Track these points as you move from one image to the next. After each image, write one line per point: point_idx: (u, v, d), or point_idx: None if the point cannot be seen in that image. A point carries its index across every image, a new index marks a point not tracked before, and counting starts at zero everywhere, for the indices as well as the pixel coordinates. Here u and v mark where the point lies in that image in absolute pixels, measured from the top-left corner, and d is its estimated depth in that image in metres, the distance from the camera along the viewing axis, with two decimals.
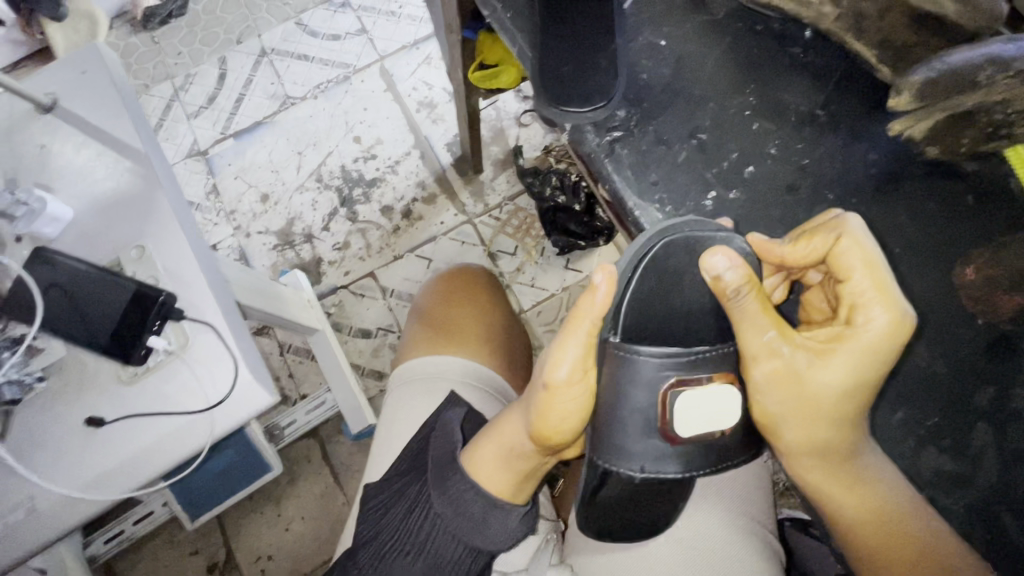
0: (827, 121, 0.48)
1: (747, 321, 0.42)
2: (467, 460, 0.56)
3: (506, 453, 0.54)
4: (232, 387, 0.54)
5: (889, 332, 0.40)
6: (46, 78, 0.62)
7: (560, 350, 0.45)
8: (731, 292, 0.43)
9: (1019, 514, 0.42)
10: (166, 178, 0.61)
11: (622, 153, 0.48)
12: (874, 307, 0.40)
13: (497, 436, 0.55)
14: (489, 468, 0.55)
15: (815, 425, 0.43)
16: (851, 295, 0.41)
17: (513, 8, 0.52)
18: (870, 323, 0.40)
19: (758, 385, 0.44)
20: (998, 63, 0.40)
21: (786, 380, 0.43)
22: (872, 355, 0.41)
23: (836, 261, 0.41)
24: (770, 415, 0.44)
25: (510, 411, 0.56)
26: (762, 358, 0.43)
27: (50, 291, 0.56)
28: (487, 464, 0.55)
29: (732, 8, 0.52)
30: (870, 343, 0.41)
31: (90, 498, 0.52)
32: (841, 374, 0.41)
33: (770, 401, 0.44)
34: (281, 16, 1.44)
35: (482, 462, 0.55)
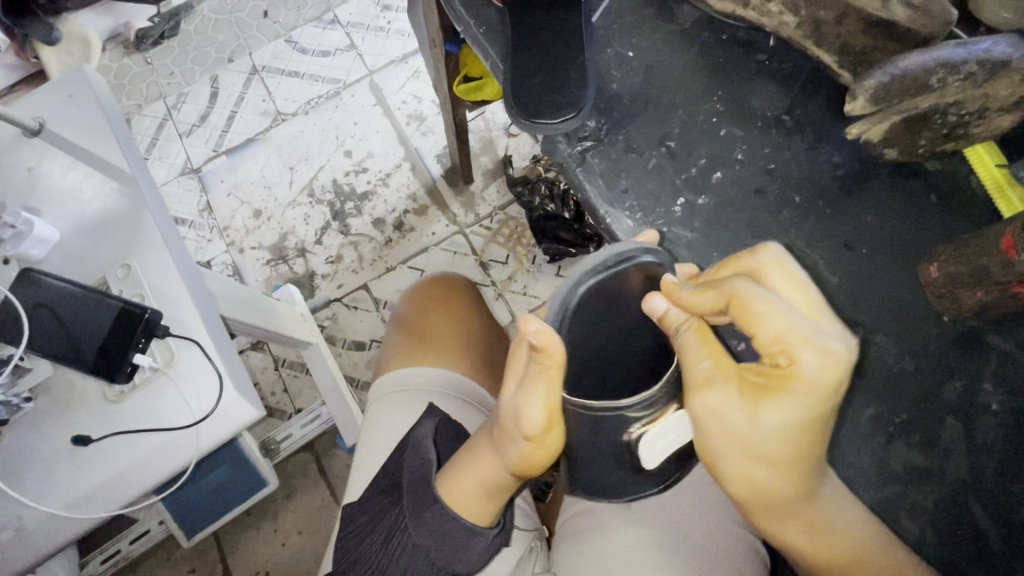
0: (793, 125, 0.49)
1: (688, 355, 0.43)
2: (443, 493, 0.56)
3: (484, 486, 0.55)
4: (218, 401, 0.55)
5: (824, 374, 0.39)
6: (33, 103, 0.64)
7: (528, 401, 0.45)
8: (673, 329, 0.43)
9: (990, 508, 0.42)
10: (151, 197, 0.62)
11: (593, 162, 0.49)
12: (801, 353, 0.39)
13: (472, 472, 0.55)
14: (469, 501, 0.55)
15: (758, 460, 0.43)
16: (771, 341, 0.40)
17: (486, 24, 0.54)
18: (804, 367, 0.39)
19: (701, 424, 0.43)
20: (949, 66, 0.41)
21: (724, 425, 0.42)
22: (807, 400, 0.40)
23: (742, 305, 0.41)
24: (712, 455, 0.44)
25: (480, 443, 0.55)
26: (697, 400, 0.42)
27: (38, 311, 0.57)
28: (466, 498, 0.55)
29: (699, 18, 0.53)
30: (799, 388, 0.40)
31: (78, 515, 0.53)
32: (778, 416, 0.41)
33: (711, 439, 0.43)
34: (271, 35, 1.46)
35: (461, 495, 0.55)
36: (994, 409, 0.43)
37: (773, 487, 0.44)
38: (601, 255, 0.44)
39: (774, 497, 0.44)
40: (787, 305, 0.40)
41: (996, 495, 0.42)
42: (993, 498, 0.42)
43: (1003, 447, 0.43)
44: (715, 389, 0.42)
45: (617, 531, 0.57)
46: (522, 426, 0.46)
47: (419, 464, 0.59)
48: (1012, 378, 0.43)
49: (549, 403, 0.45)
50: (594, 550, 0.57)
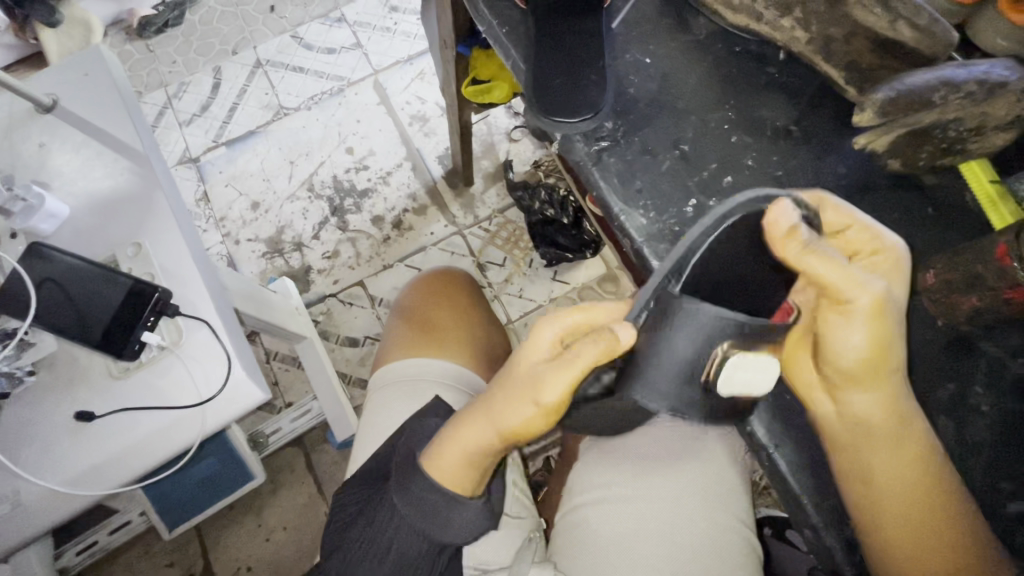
0: (800, 136, 0.51)
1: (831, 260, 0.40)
2: (433, 458, 0.52)
3: (467, 458, 0.51)
4: (225, 382, 0.55)
5: (900, 260, 0.43)
6: (48, 79, 0.64)
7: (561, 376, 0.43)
8: (808, 235, 0.40)
9: (976, 502, 0.44)
10: (165, 178, 0.62)
11: (609, 162, 0.51)
12: (883, 237, 0.43)
13: (460, 440, 0.51)
14: (456, 467, 0.52)
15: (889, 353, 0.41)
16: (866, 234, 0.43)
17: (507, 25, 0.55)
18: (885, 254, 0.43)
19: (850, 323, 0.41)
20: (950, 85, 0.44)
21: (879, 315, 0.40)
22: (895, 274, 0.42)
23: (839, 210, 0.43)
24: (859, 360, 0.42)
25: (472, 410, 0.51)
26: (859, 290, 0.40)
27: (45, 286, 0.56)
28: (454, 467, 0.52)
29: (712, 30, 0.55)
30: (900, 280, 0.42)
31: (77, 492, 0.52)
32: (897, 297, 0.42)
33: (847, 349, 0.41)
34: (277, 30, 1.47)
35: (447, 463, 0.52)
36: (983, 411, 0.45)
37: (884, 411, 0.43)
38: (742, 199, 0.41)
39: (876, 433, 0.44)
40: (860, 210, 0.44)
41: (981, 491, 0.44)
42: (979, 493, 0.44)
43: (991, 446, 0.45)
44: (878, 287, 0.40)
45: (619, 521, 0.58)
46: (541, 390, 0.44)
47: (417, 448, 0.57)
48: (1002, 382, 0.45)
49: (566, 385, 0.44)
50: (593, 542, 0.58)
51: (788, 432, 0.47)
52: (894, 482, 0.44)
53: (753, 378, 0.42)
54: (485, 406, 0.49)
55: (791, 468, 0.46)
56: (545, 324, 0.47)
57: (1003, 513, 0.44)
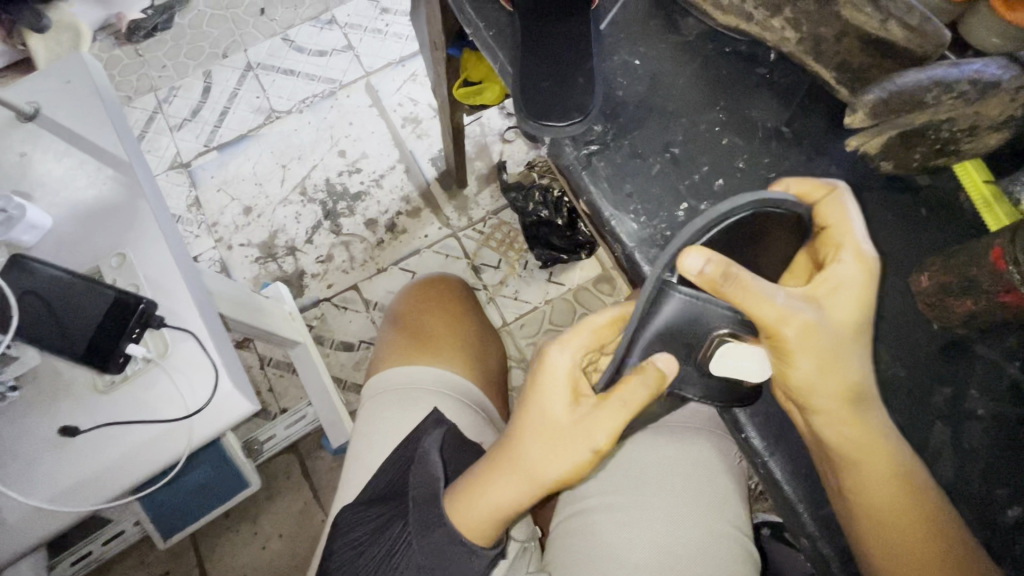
0: (791, 137, 0.51)
1: (752, 297, 0.39)
2: (451, 515, 0.51)
3: (495, 517, 0.49)
4: (212, 394, 0.54)
5: (863, 273, 0.41)
6: (29, 87, 0.63)
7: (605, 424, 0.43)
8: (723, 276, 0.38)
9: (973, 507, 0.43)
10: (149, 187, 0.61)
11: (599, 166, 0.50)
12: (845, 245, 0.42)
13: (483, 498, 0.49)
14: (480, 527, 0.50)
15: (844, 370, 0.41)
16: (831, 237, 0.43)
17: (494, 27, 0.55)
18: (844, 263, 0.42)
19: (788, 351, 0.41)
20: (943, 85, 0.43)
21: (809, 339, 0.40)
22: (856, 285, 0.41)
23: (831, 206, 0.43)
24: (809, 380, 0.41)
25: (492, 469, 0.48)
26: (779, 321, 0.39)
27: (27, 298, 0.55)
28: (475, 524, 0.50)
29: (702, 30, 0.55)
30: (857, 297, 0.41)
31: (61, 509, 0.51)
32: (844, 313, 0.41)
33: (802, 368, 0.41)
34: (267, 32, 1.45)
35: (467, 519, 0.50)
36: (979, 415, 0.45)
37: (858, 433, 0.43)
38: (721, 207, 0.40)
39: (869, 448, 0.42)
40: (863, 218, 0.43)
41: (978, 496, 0.44)
42: (978, 500, 0.43)
43: (988, 450, 0.44)
44: (802, 312, 0.40)
45: (613, 530, 0.57)
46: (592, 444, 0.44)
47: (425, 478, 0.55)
48: (998, 386, 0.45)
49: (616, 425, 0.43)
50: (587, 551, 0.57)
51: (781, 441, 0.47)
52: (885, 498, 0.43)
53: (739, 365, 0.43)
54: (511, 465, 0.47)
55: (783, 476, 0.46)
56: (558, 356, 0.45)
57: (1003, 519, 0.43)
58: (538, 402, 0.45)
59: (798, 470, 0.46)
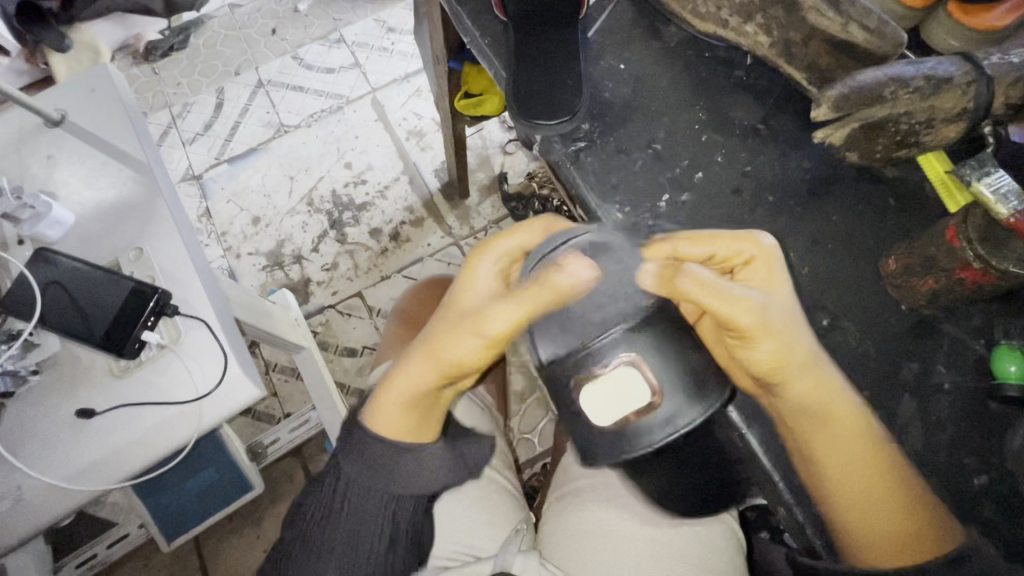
0: (767, 134, 0.54)
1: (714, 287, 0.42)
2: (372, 422, 0.54)
3: (409, 403, 0.52)
4: (221, 378, 0.57)
5: (772, 254, 0.45)
6: (57, 96, 0.67)
7: (505, 304, 0.45)
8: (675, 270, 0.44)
9: (941, 476, 0.45)
10: (166, 187, 0.65)
11: (586, 161, 0.53)
12: (758, 243, 0.45)
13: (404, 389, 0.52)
14: (397, 423, 0.53)
15: (797, 351, 0.43)
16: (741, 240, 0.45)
17: (489, 36, 0.59)
18: (758, 254, 0.45)
19: (750, 338, 0.42)
20: (899, 80, 0.46)
21: (769, 329, 0.42)
22: (769, 269, 0.45)
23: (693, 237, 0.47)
24: (774, 363, 0.43)
25: (410, 370, 0.52)
26: (740, 310, 0.41)
27: (50, 288, 0.59)
28: (391, 414, 0.53)
29: (683, 37, 0.58)
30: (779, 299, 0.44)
31: (77, 487, 0.54)
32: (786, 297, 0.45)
33: (763, 352, 0.43)
34: (278, 51, 1.52)
35: (395, 418, 0.53)
36: (946, 389, 0.47)
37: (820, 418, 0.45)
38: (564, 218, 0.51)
39: (834, 412, 0.44)
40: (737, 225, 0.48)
41: (945, 465, 0.45)
42: (946, 469, 0.45)
43: (955, 422, 0.46)
44: (760, 300, 0.42)
45: (603, 508, 0.59)
46: (483, 320, 0.45)
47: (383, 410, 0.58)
48: (964, 363, 0.47)
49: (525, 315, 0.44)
50: (574, 527, 0.59)
51: (762, 413, 0.49)
52: (854, 477, 0.44)
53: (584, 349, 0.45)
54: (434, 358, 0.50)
55: (761, 446, 0.48)
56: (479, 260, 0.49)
57: (970, 487, 0.45)
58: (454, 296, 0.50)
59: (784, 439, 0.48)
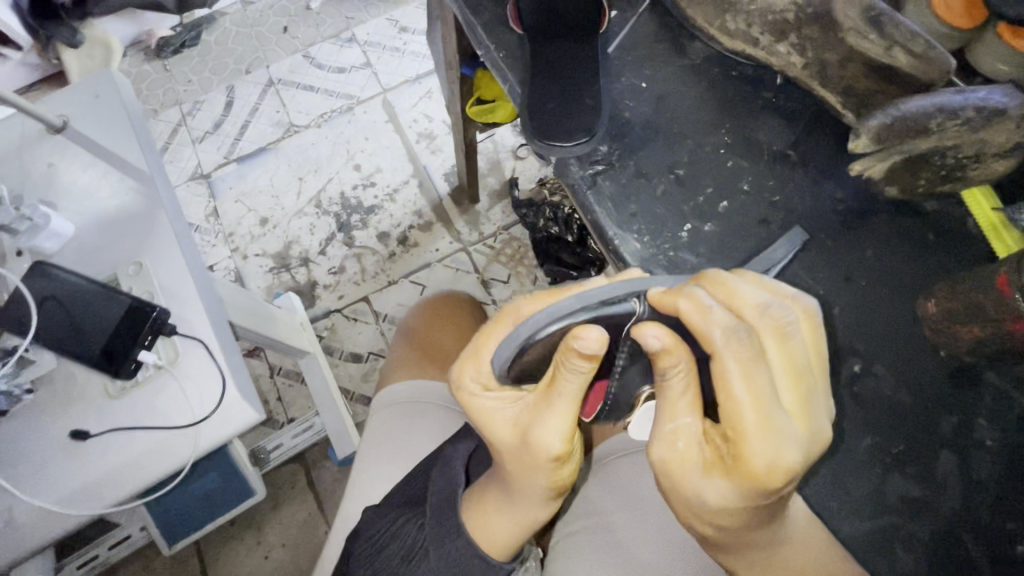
0: (797, 159, 0.51)
1: (665, 409, 0.40)
2: (473, 532, 0.51)
3: (523, 528, 0.50)
4: (219, 402, 0.55)
5: (772, 467, 0.36)
6: (60, 101, 0.65)
7: (551, 422, 0.42)
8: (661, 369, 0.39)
9: (982, 542, 0.42)
10: (168, 198, 0.63)
11: (604, 185, 0.51)
12: (754, 448, 0.36)
13: (504, 516, 0.50)
14: (505, 536, 0.50)
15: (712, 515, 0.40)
16: (753, 414, 0.36)
17: (505, 49, 0.56)
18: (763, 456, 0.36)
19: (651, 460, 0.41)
20: (948, 111, 0.44)
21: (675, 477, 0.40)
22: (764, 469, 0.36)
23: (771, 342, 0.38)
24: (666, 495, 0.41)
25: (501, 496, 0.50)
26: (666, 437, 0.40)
27: (47, 303, 0.57)
28: (500, 534, 0.50)
29: (710, 53, 0.55)
30: (785, 357, 0.38)
31: (68, 513, 0.52)
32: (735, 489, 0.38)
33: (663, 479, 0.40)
34: (289, 50, 1.50)
35: (501, 539, 0.50)
36: (988, 445, 0.44)
37: (698, 436, 0.40)
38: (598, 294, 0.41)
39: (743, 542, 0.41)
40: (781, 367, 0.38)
41: (986, 529, 0.43)
42: (986, 533, 0.43)
43: (997, 481, 0.43)
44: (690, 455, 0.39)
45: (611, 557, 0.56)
46: (545, 447, 0.43)
47: (446, 484, 0.55)
48: (1007, 416, 0.44)
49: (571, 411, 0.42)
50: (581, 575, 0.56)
51: None
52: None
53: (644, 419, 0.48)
54: (516, 487, 0.47)
55: None
56: (473, 367, 0.46)
57: (1012, 553, 0.42)
58: (490, 421, 0.46)
59: (820, 492, 0.44)
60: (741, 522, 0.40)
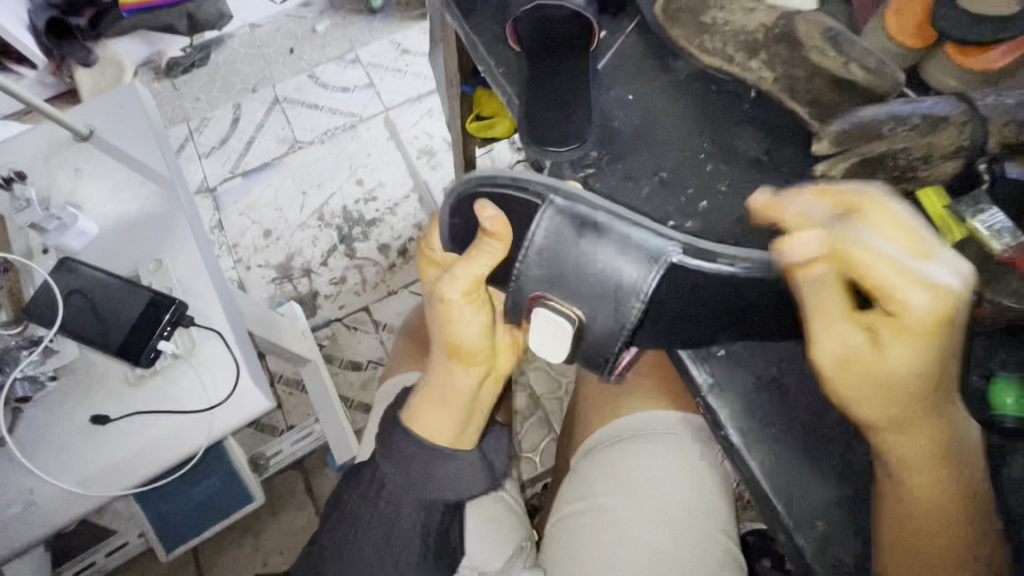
0: (770, 165, 0.56)
1: (812, 312, 0.44)
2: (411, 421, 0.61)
3: (442, 400, 0.61)
4: (233, 389, 0.58)
5: (934, 313, 0.41)
6: (85, 111, 0.70)
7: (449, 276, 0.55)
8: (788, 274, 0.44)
9: None
10: (186, 200, 0.67)
11: (594, 187, 0.56)
12: (910, 296, 0.41)
13: (433, 390, 0.61)
14: (429, 413, 0.61)
15: (893, 403, 0.43)
16: (900, 279, 0.41)
17: (503, 65, 0.61)
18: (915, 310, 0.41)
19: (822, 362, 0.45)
20: (896, 118, 0.50)
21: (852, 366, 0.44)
22: (928, 326, 0.41)
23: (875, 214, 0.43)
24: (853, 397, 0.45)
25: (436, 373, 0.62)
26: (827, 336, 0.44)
27: (72, 297, 0.61)
28: (426, 409, 0.61)
29: (690, 70, 0.60)
30: (888, 265, 0.41)
31: (87, 494, 0.55)
32: (915, 359, 0.42)
33: (841, 376, 0.44)
34: (295, 70, 1.56)
35: (428, 415, 0.60)
36: None
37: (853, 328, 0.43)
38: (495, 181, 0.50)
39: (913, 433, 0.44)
40: (890, 229, 0.42)
41: None
42: None
43: None
44: (854, 340, 0.43)
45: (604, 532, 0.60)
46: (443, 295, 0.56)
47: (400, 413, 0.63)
48: (963, 394, 0.48)
49: (468, 288, 0.55)
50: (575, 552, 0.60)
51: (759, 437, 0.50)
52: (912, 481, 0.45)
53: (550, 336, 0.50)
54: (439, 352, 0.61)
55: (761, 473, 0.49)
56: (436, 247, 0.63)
57: None
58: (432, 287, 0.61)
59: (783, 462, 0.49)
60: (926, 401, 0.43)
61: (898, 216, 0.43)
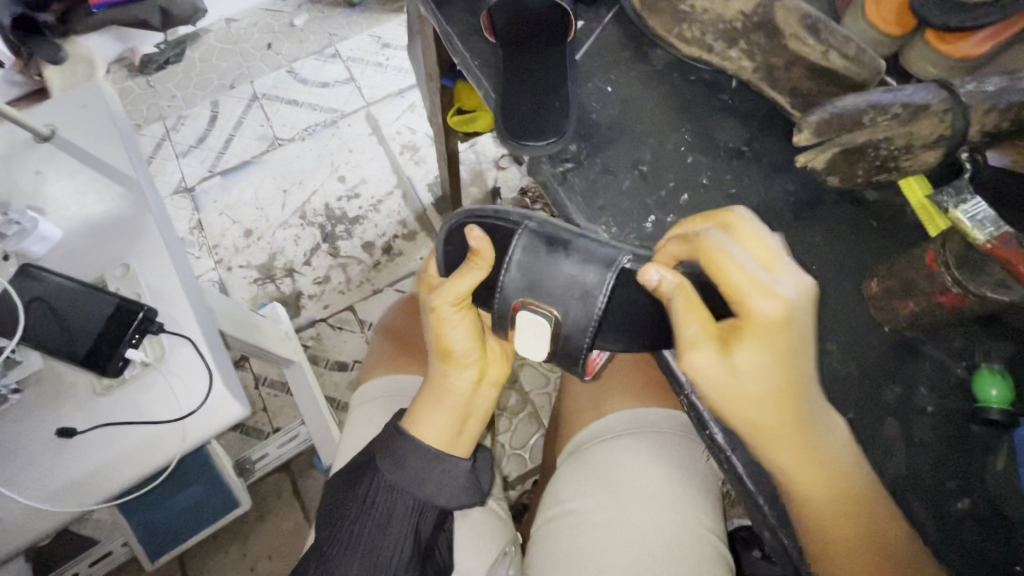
0: (751, 156, 0.55)
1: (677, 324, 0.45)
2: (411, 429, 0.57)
3: (438, 404, 0.57)
4: (206, 397, 0.56)
5: (778, 314, 0.43)
6: (47, 111, 0.67)
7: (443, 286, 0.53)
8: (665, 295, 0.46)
9: (925, 499, 0.46)
10: (154, 201, 0.64)
11: (573, 181, 0.54)
12: (753, 300, 0.43)
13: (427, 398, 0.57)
14: (426, 421, 0.57)
15: (775, 405, 0.44)
16: (745, 286, 0.43)
17: (480, 56, 0.60)
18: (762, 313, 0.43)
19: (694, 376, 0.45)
20: (876, 107, 0.48)
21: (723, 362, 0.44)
22: (770, 326, 0.43)
23: (742, 231, 0.46)
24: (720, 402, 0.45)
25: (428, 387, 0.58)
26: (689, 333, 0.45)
27: (34, 305, 0.58)
28: (423, 417, 0.57)
29: (670, 60, 0.59)
30: (741, 271, 0.44)
31: (53, 509, 0.53)
32: (763, 364, 0.43)
33: (707, 380, 0.44)
34: (273, 65, 1.53)
35: (425, 422, 0.57)
36: (929, 411, 0.47)
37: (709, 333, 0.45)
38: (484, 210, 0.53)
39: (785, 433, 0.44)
40: (748, 244, 0.45)
41: (929, 488, 0.46)
42: (929, 492, 0.46)
43: (937, 443, 0.47)
44: (710, 347, 0.44)
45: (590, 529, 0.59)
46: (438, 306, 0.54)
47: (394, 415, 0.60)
48: (945, 384, 0.48)
49: (457, 297, 0.53)
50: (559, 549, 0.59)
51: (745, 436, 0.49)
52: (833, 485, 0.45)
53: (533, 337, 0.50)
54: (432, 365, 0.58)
55: (745, 468, 0.48)
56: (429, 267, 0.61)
57: (953, 509, 0.46)
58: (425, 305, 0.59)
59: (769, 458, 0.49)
60: (780, 404, 0.44)
61: (751, 233, 0.46)
